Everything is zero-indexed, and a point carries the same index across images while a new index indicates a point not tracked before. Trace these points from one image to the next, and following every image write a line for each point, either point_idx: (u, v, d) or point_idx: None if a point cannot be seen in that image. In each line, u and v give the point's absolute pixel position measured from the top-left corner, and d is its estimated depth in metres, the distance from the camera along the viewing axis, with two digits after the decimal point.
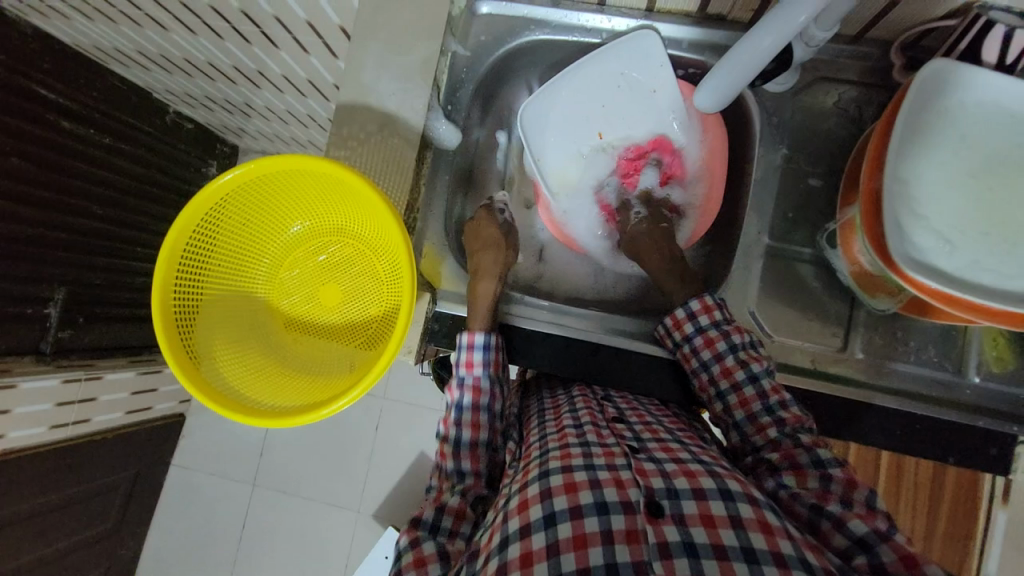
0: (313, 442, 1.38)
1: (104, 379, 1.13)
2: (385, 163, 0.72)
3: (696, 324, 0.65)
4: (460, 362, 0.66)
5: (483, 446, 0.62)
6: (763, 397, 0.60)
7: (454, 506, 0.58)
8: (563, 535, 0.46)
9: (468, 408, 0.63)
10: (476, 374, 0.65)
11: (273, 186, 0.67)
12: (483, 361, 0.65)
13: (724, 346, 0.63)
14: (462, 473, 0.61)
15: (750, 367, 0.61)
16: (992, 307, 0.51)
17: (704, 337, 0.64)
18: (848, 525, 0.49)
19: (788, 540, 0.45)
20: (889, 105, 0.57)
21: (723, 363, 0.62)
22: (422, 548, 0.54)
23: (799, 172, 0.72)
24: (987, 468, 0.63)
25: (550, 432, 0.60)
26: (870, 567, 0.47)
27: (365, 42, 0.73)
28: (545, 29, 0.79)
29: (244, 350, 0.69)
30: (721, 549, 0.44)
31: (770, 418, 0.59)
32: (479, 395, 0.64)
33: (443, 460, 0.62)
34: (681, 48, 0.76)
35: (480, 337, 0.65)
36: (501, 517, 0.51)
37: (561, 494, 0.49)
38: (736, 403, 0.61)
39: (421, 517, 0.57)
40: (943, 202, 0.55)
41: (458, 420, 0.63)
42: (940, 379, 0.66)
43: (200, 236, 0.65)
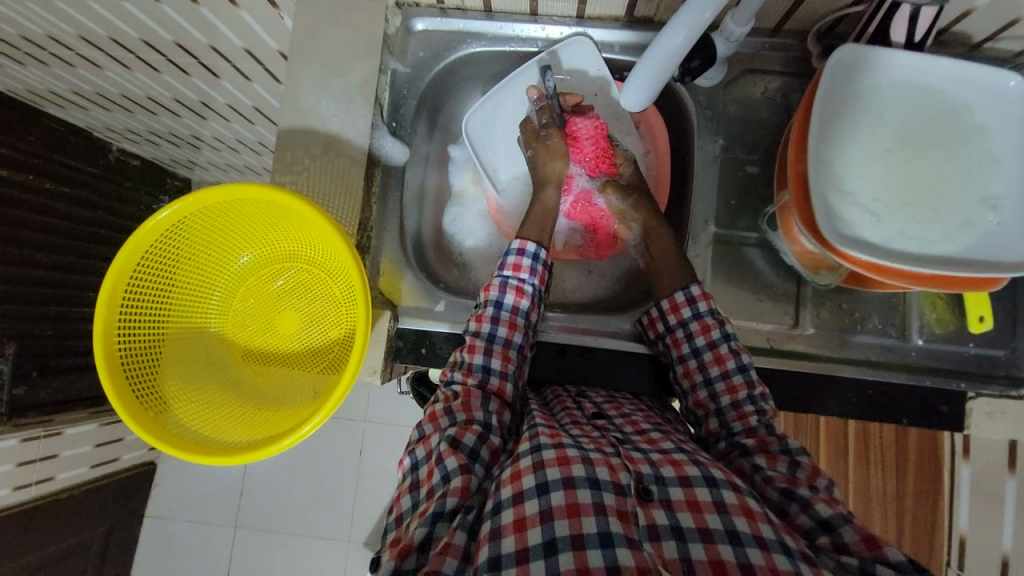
0: (294, 475, 1.34)
1: (65, 435, 1.10)
2: (333, 185, 0.71)
3: (693, 310, 0.66)
4: (512, 275, 0.66)
5: (515, 350, 0.63)
6: (750, 386, 0.61)
7: (492, 441, 0.56)
8: (557, 504, 0.46)
9: (508, 310, 0.65)
10: (522, 278, 0.66)
11: (218, 218, 0.66)
12: (533, 268, 0.66)
13: (719, 334, 0.64)
14: (490, 373, 0.61)
15: (742, 358, 0.63)
16: (925, 274, 0.54)
17: (701, 323, 0.65)
18: (814, 508, 0.50)
19: (768, 525, 0.45)
20: (806, 93, 0.59)
21: (716, 350, 0.64)
22: (466, 476, 0.52)
23: (736, 161, 0.75)
24: (943, 425, 0.66)
25: (536, 410, 0.60)
26: (834, 546, 0.48)
27: (303, 66, 0.72)
28: (481, 41, 0.81)
29: (199, 388, 0.67)
30: (706, 532, 0.45)
31: (753, 408, 0.60)
32: (522, 297, 0.65)
33: (474, 374, 0.61)
34: (614, 51, 0.79)
35: (534, 246, 0.67)
36: (494, 485, 0.50)
37: (554, 466, 0.48)
38: (724, 390, 0.62)
39: (460, 439, 0.54)
40: (868, 177, 0.58)
41: (496, 318, 0.64)
42: (886, 344, 0.69)
43: (142, 275, 0.63)
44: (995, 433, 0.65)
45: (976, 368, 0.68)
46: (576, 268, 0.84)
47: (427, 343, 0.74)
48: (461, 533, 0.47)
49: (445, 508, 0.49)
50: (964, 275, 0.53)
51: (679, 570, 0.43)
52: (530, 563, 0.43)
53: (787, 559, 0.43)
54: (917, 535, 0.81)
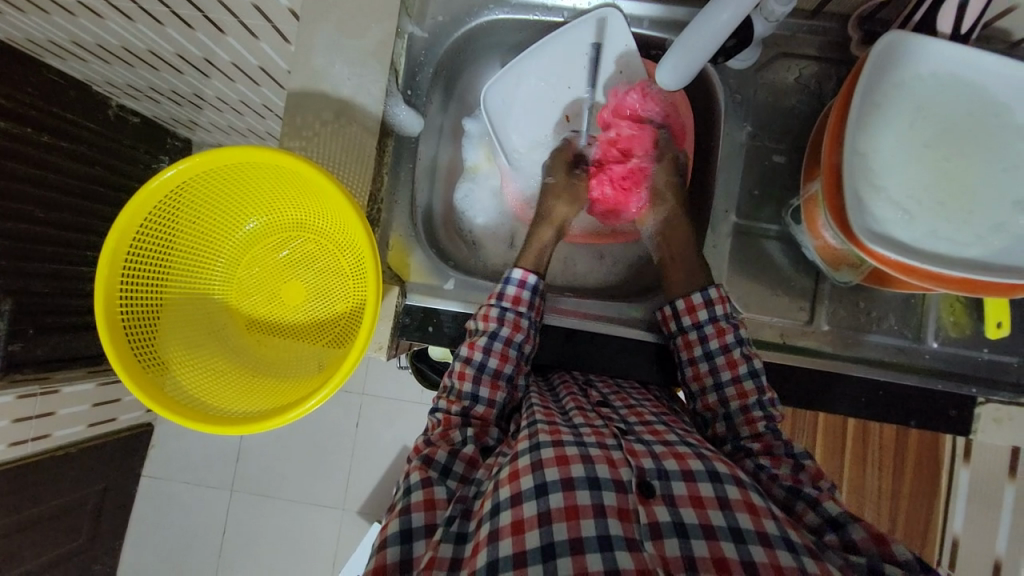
0: (292, 443, 1.34)
1: (61, 394, 1.10)
2: (346, 153, 0.69)
3: (709, 312, 0.64)
4: (511, 308, 0.64)
5: (505, 379, 0.62)
6: (761, 393, 0.60)
7: (466, 453, 0.56)
8: (555, 506, 0.45)
9: (502, 340, 0.62)
10: (519, 311, 0.64)
11: (225, 180, 0.63)
12: (531, 303, 0.65)
13: (733, 339, 0.63)
14: (477, 400, 0.60)
15: (754, 363, 0.61)
16: (953, 276, 0.52)
17: (716, 327, 0.63)
18: (822, 506, 0.51)
19: (772, 520, 0.44)
20: (847, 81, 0.57)
21: (729, 355, 0.62)
22: (430, 489, 0.52)
23: (763, 150, 0.72)
24: (949, 429, 0.66)
25: (536, 403, 0.59)
26: (841, 544, 0.48)
27: (318, 26, 0.69)
28: (504, 8, 0.77)
29: (201, 354, 0.66)
30: (709, 529, 0.44)
31: (761, 413, 0.59)
32: (518, 331, 0.63)
33: (461, 400, 0.60)
34: (643, 27, 0.75)
35: (535, 279, 0.66)
36: (491, 486, 0.49)
37: (553, 466, 0.47)
38: (733, 395, 0.60)
39: (432, 457, 0.55)
40: (903, 173, 0.56)
41: (488, 348, 0.61)
42: (900, 346, 0.68)
43: (146, 235, 0.61)
44: (1000, 439, 0.65)
45: (988, 375, 0.67)
46: (588, 252, 0.82)
47: (434, 322, 0.73)
48: (446, 545, 0.47)
49: (412, 524, 0.50)
50: (989, 282, 0.51)
51: (681, 569, 0.42)
52: (528, 566, 0.42)
53: (793, 555, 0.42)
54: (911, 529, 0.82)
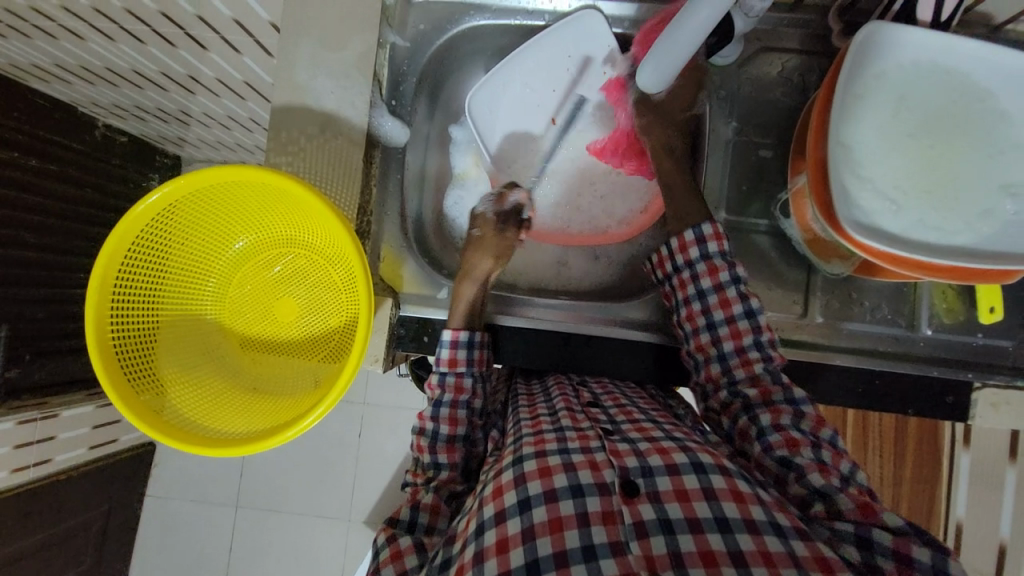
0: (295, 456, 1.34)
1: (60, 416, 1.09)
2: (332, 168, 0.69)
3: (701, 250, 0.62)
4: (450, 371, 0.64)
5: (461, 440, 0.63)
6: (756, 331, 0.59)
7: (427, 502, 0.59)
8: (539, 519, 0.44)
9: (447, 405, 0.63)
10: (459, 372, 0.64)
11: (212, 201, 0.63)
12: (469, 360, 0.64)
13: (727, 278, 0.61)
14: (439, 468, 0.61)
15: (750, 302, 0.60)
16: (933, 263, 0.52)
17: (708, 265, 0.62)
18: (808, 478, 0.51)
19: (759, 505, 0.44)
20: (828, 72, 0.57)
21: (722, 294, 0.61)
22: (395, 542, 0.56)
23: (750, 145, 0.72)
24: (946, 416, 0.66)
25: (524, 418, 0.59)
26: (828, 514, 0.49)
27: (300, 41, 0.69)
28: (485, 13, 0.77)
29: (196, 377, 0.65)
30: (695, 522, 0.43)
31: (758, 354, 0.58)
32: (460, 392, 0.64)
33: (425, 473, 0.62)
34: (624, 27, 0.75)
35: (467, 334, 0.65)
36: (476, 505, 0.49)
37: (535, 479, 0.47)
38: (727, 335, 0.60)
39: (396, 516, 0.58)
40: (887, 163, 0.56)
41: (435, 417, 0.62)
42: (894, 334, 0.68)
43: (135, 261, 0.61)
44: (998, 424, 0.65)
45: (983, 359, 0.67)
46: (582, 253, 0.81)
47: (429, 332, 0.74)
48: None
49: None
50: (973, 268, 0.52)
51: (668, 566, 0.41)
52: None
53: (780, 540, 0.41)
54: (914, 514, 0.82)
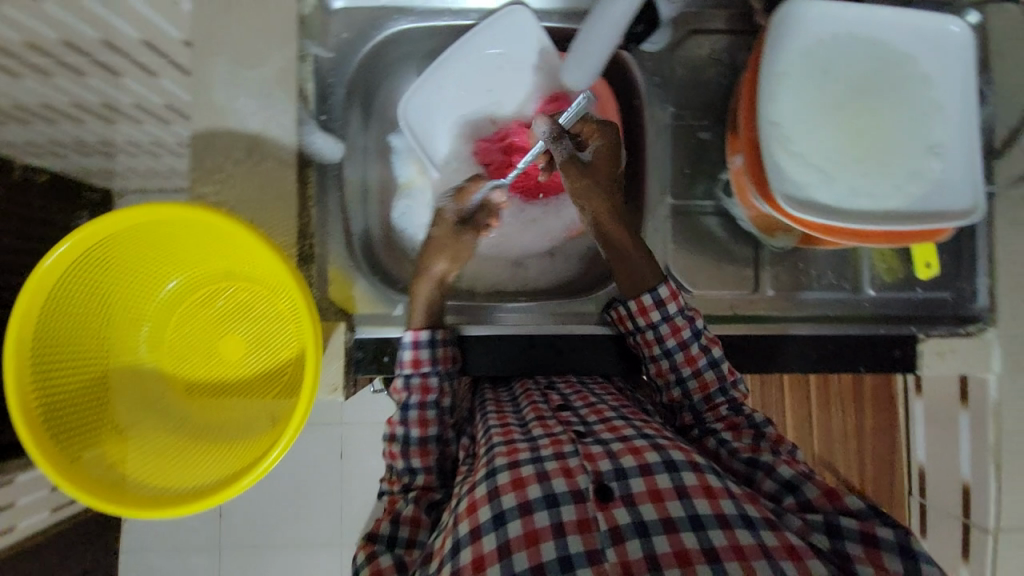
0: (273, 488, 1.29)
1: (18, 481, 0.86)
2: (264, 192, 0.65)
3: (664, 313, 0.61)
4: (414, 373, 0.62)
5: (434, 441, 0.61)
6: (707, 352, 0.61)
7: (406, 515, 0.56)
8: (514, 535, 0.43)
9: (416, 408, 0.61)
10: (423, 372, 0.62)
11: (133, 243, 0.58)
12: (433, 358, 0.62)
13: (690, 333, 0.61)
14: (415, 473, 0.60)
15: (696, 323, 0.62)
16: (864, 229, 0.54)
17: (671, 325, 0.61)
18: (777, 472, 0.53)
19: (730, 500, 0.44)
20: (755, 50, 0.59)
21: (672, 322, 0.62)
22: (376, 562, 0.53)
23: (688, 128, 0.73)
24: (894, 369, 0.68)
25: (495, 426, 0.57)
26: (799, 506, 0.50)
27: (214, 61, 0.65)
28: (410, 17, 0.74)
29: (141, 432, 0.61)
30: (669, 522, 0.42)
31: (713, 373, 0.61)
32: (427, 393, 0.62)
33: (400, 478, 0.60)
34: (553, 20, 0.74)
35: (427, 333, 0.63)
36: (451, 523, 0.47)
37: (509, 492, 0.45)
38: (683, 360, 0.61)
39: (376, 531, 0.56)
40: (819, 136, 0.57)
41: (404, 421, 0.60)
42: (842, 299, 0.71)
43: (53, 318, 0.55)
44: (944, 371, 0.68)
45: (926, 312, 0.70)
46: (540, 252, 0.79)
47: (389, 351, 0.71)
48: None
49: None
50: (901, 230, 0.54)
51: (645, 570, 0.40)
52: None
53: (750, 532, 0.42)
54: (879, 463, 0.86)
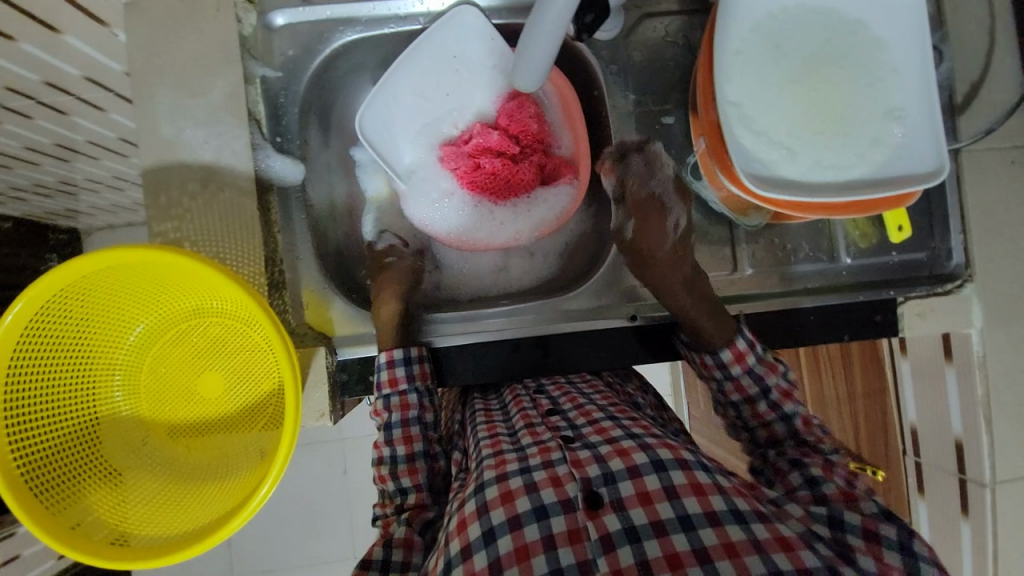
0: (280, 513, 1.27)
1: None
2: (224, 224, 0.63)
3: (725, 372, 0.63)
4: (392, 391, 0.63)
5: (420, 457, 0.62)
6: (762, 382, 0.62)
7: (399, 538, 0.55)
8: (505, 551, 0.43)
9: (399, 426, 0.63)
10: (402, 390, 0.63)
11: (97, 289, 0.57)
12: (409, 375, 0.64)
13: (751, 360, 0.62)
14: (404, 493, 0.60)
15: (756, 349, 0.63)
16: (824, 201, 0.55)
17: (734, 351, 0.63)
18: (806, 469, 0.56)
19: (719, 496, 0.44)
20: (706, 31, 0.58)
21: (735, 348, 0.63)
22: None
23: (650, 113, 0.72)
24: (879, 334, 0.70)
25: (484, 437, 0.57)
26: (812, 497, 0.53)
27: (157, 94, 0.63)
28: (356, 27, 0.72)
29: (126, 481, 0.60)
30: (658, 525, 0.42)
31: (769, 408, 0.62)
32: (408, 409, 0.63)
33: (392, 500, 0.60)
34: (502, 16, 0.72)
35: (399, 351, 0.64)
36: (443, 542, 0.47)
37: (498, 507, 0.45)
38: (733, 390, 0.63)
39: (370, 557, 0.53)
40: (779, 112, 0.56)
41: (390, 440, 0.62)
42: (820, 270, 0.71)
43: (22, 375, 0.54)
44: (927, 331, 0.69)
45: (902, 275, 0.71)
46: (517, 252, 0.78)
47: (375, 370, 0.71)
48: None
49: None
50: (864, 199, 0.54)
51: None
52: None
53: (740, 527, 0.42)
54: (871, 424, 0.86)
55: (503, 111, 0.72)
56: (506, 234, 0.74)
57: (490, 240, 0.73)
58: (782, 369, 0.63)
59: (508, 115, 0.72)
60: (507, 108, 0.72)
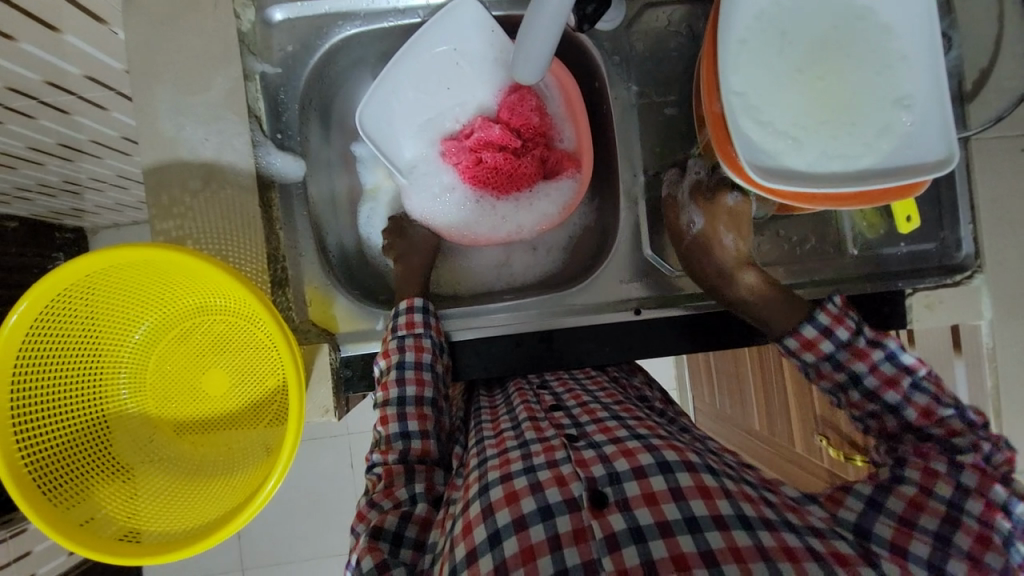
0: (289, 506, 1.29)
1: None
2: (227, 222, 0.63)
3: (801, 362, 0.58)
4: (407, 334, 0.63)
5: (429, 405, 0.61)
6: (847, 369, 0.55)
7: (416, 513, 0.55)
8: (510, 552, 0.43)
9: (411, 368, 0.62)
10: (416, 334, 0.63)
11: (100, 288, 0.57)
12: (426, 322, 0.64)
13: (829, 346, 0.56)
14: (409, 437, 0.59)
15: (837, 334, 0.56)
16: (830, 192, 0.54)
17: (802, 340, 0.57)
18: (903, 465, 0.51)
19: (726, 499, 0.44)
20: (710, 21, 0.57)
21: (803, 336, 0.57)
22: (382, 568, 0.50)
23: (654, 105, 0.71)
24: (885, 326, 0.68)
25: (489, 437, 0.57)
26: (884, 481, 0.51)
27: (157, 92, 0.63)
28: (355, 21, 0.71)
29: (135, 478, 0.61)
30: (664, 525, 0.42)
31: (862, 395, 0.55)
32: (421, 352, 0.62)
33: (393, 446, 0.59)
34: (502, 8, 0.71)
35: (419, 300, 0.65)
36: (447, 547, 0.47)
37: (503, 508, 0.45)
38: (818, 376, 0.58)
39: (380, 525, 0.53)
40: (785, 102, 0.55)
41: (400, 380, 0.61)
42: (827, 261, 0.70)
43: (30, 374, 0.54)
44: (935, 323, 0.68)
45: (909, 266, 0.70)
46: (517, 247, 0.78)
47: None
48: None
49: None
50: (873, 190, 0.53)
51: None
52: None
53: (747, 532, 0.41)
54: None
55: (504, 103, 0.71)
56: (506, 230, 0.73)
57: (491, 235, 0.72)
58: (879, 353, 0.54)
59: (509, 108, 0.71)
60: (507, 100, 0.71)
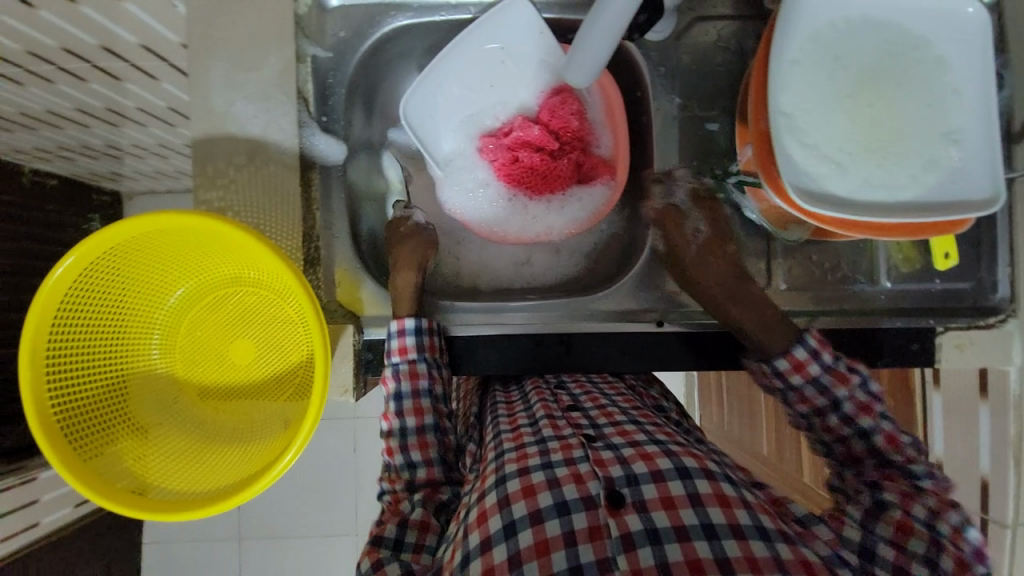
0: (292, 482, 1.31)
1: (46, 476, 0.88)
2: (266, 197, 0.65)
3: (784, 383, 0.58)
4: (401, 360, 0.63)
5: (431, 430, 0.61)
6: (828, 393, 0.56)
7: (416, 519, 0.56)
8: (525, 544, 0.43)
9: (409, 397, 0.62)
10: (411, 359, 0.63)
11: (142, 251, 0.59)
12: (419, 346, 0.63)
13: (815, 370, 0.57)
14: (413, 467, 0.60)
15: (823, 357, 0.57)
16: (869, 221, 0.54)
17: (792, 362, 0.57)
18: (880, 490, 0.53)
19: (744, 510, 0.44)
20: (763, 39, 0.57)
21: (794, 358, 0.57)
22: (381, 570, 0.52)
23: (695, 119, 0.71)
24: (910, 362, 0.67)
25: (506, 431, 0.58)
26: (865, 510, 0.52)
27: (212, 67, 0.65)
28: (407, 13, 0.73)
29: (156, 436, 0.62)
30: (681, 529, 0.42)
31: (837, 420, 0.56)
32: (417, 379, 0.62)
33: (400, 476, 0.60)
34: (553, 10, 0.72)
35: (411, 322, 0.63)
36: (461, 533, 0.48)
37: (520, 500, 0.46)
38: (796, 400, 0.58)
39: (381, 535, 0.55)
40: (833, 126, 0.55)
41: (399, 411, 0.61)
42: (857, 291, 0.69)
43: (68, 327, 0.56)
44: (964, 364, 0.67)
45: (943, 304, 0.69)
46: (544, 248, 0.78)
47: None
48: None
49: None
50: (916, 222, 0.53)
51: None
52: None
53: (765, 544, 0.41)
54: None
55: (544, 104, 0.72)
56: (535, 230, 0.74)
57: (520, 234, 0.74)
58: (855, 377, 0.56)
59: (549, 110, 0.71)
60: (548, 102, 0.72)
